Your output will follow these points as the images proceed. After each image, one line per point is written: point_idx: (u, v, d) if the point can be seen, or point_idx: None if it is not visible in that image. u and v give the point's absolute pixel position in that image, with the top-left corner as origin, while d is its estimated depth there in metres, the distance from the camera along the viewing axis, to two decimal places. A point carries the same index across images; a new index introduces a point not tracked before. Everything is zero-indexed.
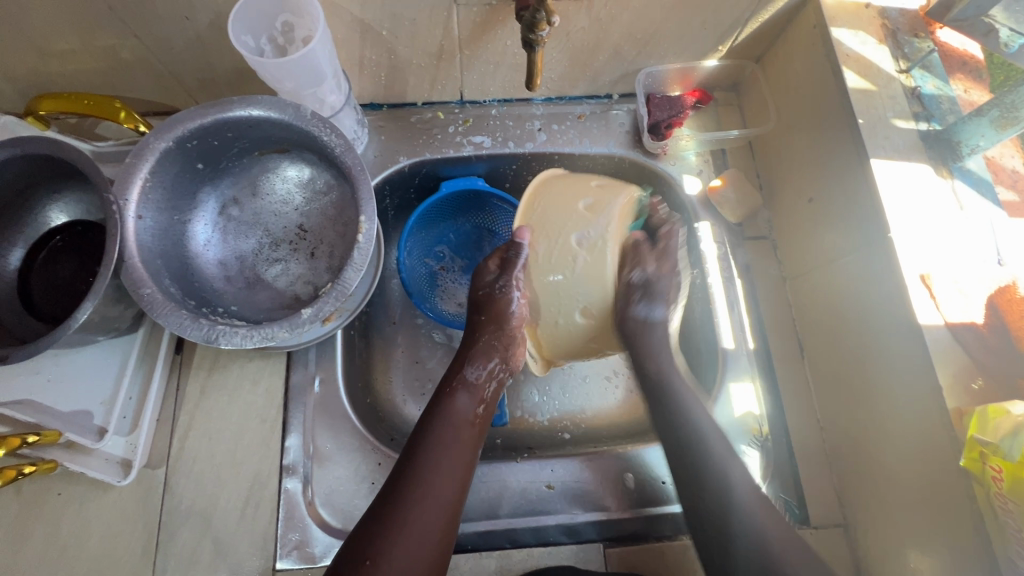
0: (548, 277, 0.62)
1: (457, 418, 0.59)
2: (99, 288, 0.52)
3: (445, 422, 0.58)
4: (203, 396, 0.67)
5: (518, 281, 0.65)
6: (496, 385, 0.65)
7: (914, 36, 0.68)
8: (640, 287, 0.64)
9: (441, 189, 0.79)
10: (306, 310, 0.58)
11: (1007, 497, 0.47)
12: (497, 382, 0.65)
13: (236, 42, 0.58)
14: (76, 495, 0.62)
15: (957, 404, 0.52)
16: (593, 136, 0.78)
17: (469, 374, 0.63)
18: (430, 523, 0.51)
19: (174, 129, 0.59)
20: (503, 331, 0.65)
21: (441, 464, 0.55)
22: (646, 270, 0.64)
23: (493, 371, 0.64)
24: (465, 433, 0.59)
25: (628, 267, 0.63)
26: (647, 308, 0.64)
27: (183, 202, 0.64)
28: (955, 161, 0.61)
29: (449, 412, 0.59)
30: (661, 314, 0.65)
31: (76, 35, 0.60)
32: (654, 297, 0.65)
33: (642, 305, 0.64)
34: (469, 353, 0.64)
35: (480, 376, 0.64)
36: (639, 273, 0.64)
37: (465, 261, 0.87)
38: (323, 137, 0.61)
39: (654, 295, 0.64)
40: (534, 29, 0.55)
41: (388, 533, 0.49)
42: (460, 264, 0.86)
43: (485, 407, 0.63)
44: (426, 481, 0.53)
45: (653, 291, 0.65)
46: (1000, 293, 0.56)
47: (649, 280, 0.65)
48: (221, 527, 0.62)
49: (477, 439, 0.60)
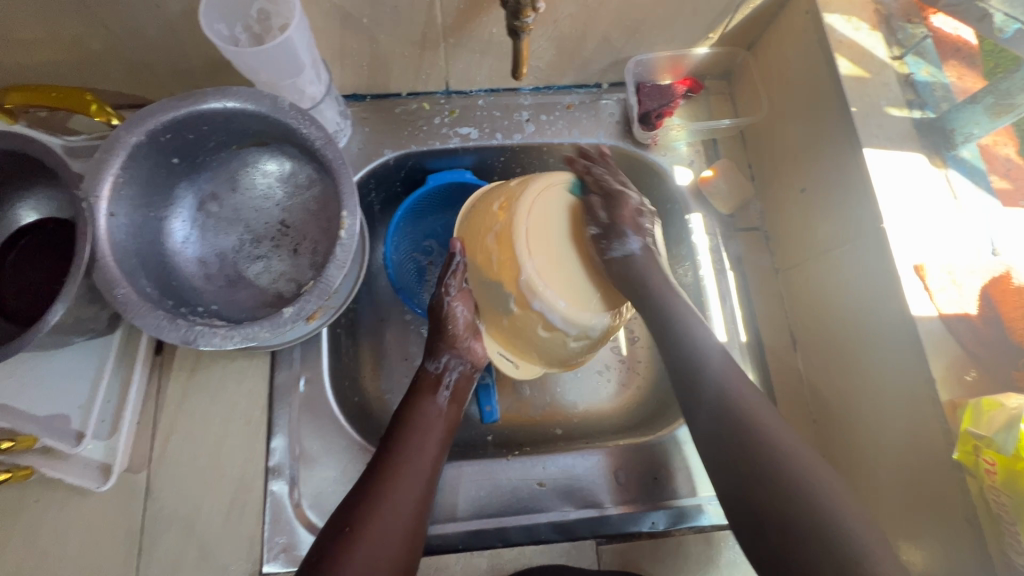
0: (480, 281, 0.64)
1: (427, 405, 0.62)
2: (71, 289, 0.50)
3: (416, 409, 0.61)
4: (185, 397, 0.65)
5: (450, 287, 0.65)
6: (460, 376, 0.66)
7: (907, 22, 0.66)
8: (602, 233, 0.61)
9: (427, 183, 0.77)
10: (288, 309, 0.56)
11: (999, 490, 0.47)
12: (458, 373, 0.65)
13: (208, 31, 0.56)
14: (54, 501, 0.60)
15: (951, 396, 0.52)
16: (583, 127, 0.77)
17: (429, 366, 0.65)
18: (401, 497, 0.54)
19: (146, 122, 0.56)
20: (450, 329, 0.65)
21: (409, 445, 0.58)
22: (600, 219, 0.61)
23: (451, 366, 0.65)
24: (435, 418, 0.62)
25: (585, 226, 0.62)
26: (621, 245, 0.60)
27: (158, 199, 0.62)
28: (950, 150, 0.60)
29: (420, 401, 0.62)
30: (638, 245, 0.61)
31: (40, 24, 0.58)
32: (620, 236, 0.61)
33: (612, 250, 0.60)
34: (427, 348, 0.66)
35: (440, 366, 0.65)
36: (596, 223, 0.62)
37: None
38: (302, 129, 0.59)
39: (620, 233, 0.61)
40: (519, 16, 0.53)
41: (367, 510, 0.52)
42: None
43: (451, 392, 0.65)
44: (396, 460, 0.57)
45: (620, 234, 0.61)
46: (994, 283, 0.55)
47: (610, 223, 0.61)
48: (205, 532, 0.61)
49: (451, 423, 0.63)
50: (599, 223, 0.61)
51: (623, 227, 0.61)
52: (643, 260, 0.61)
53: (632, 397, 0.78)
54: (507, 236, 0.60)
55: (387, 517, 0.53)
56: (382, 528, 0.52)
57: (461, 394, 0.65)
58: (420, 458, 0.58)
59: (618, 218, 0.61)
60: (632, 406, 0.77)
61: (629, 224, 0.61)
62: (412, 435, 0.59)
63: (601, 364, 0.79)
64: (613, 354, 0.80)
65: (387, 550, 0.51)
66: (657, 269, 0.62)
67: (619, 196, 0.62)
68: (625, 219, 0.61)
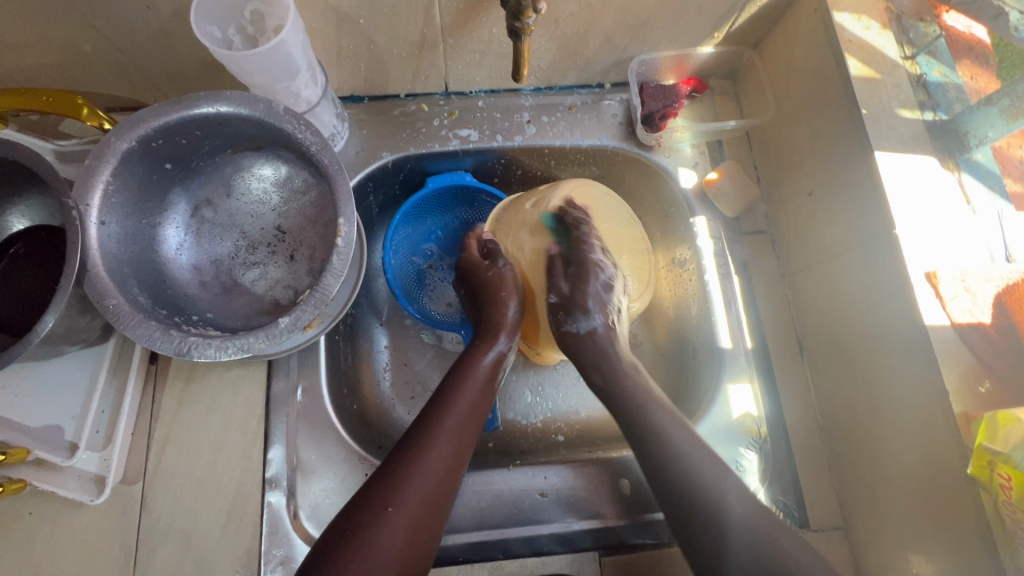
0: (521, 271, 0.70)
1: (480, 380, 0.59)
2: (61, 300, 0.49)
3: (468, 383, 0.58)
4: (181, 407, 0.64)
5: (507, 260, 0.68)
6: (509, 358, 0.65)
7: (919, 20, 0.65)
8: (561, 306, 0.65)
9: (427, 185, 0.76)
10: (284, 319, 0.54)
11: (1016, 506, 0.46)
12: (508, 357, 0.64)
13: (200, 34, 0.54)
14: (48, 514, 0.59)
15: (964, 408, 0.50)
16: (584, 128, 0.75)
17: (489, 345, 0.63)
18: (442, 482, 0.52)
19: (137, 127, 0.55)
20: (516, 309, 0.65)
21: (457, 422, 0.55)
22: (561, 290, 0.65)
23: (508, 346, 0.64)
24: (484, 397, 0.59)
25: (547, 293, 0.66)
26: (575, 322, 0.63)
27: (150, 206, 0.60)
28: (963, 153, 0.59)
29: (471, 374, 0.59)
30: (595, 325, 0.63)
31: (29, 26, 0.56)
32: (576, 311, 0.63)
33: (570, 323, 0.63)
34: (491, 323, 0.64)
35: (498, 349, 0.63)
36: (558, 292, 0.65)
37: (454, 259, 0.82)
38: (297, 134, 0.58)
39: (576, 310, 0.64)
40: (520, 16, 0.52)
41: (405, 487, 0.50)
42: (448, 262, 0.82)
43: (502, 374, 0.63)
44: (442, 439, 0.53)
45: (575, 308, 0.64)
46: (1008, 292, 0.54)
47: (570, 295, 0.64)
48: (201, 545, 0.60)
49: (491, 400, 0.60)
50: (560, 293, 0.65)
51: (584, 304, 0.63)
52: (605, 339, 0.63)
53: None
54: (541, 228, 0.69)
55: (427, 504, 0.50)
56: (421, 514, 0.50)
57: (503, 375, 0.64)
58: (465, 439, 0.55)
59: (579, 291, 0.64)
60: None
61: (589, 301, 0.63)
62: (461, 414, 0.56)
63: None
64: None
65: (420, 539, 0.49)
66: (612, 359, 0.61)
67: (590, 266, 0.65)
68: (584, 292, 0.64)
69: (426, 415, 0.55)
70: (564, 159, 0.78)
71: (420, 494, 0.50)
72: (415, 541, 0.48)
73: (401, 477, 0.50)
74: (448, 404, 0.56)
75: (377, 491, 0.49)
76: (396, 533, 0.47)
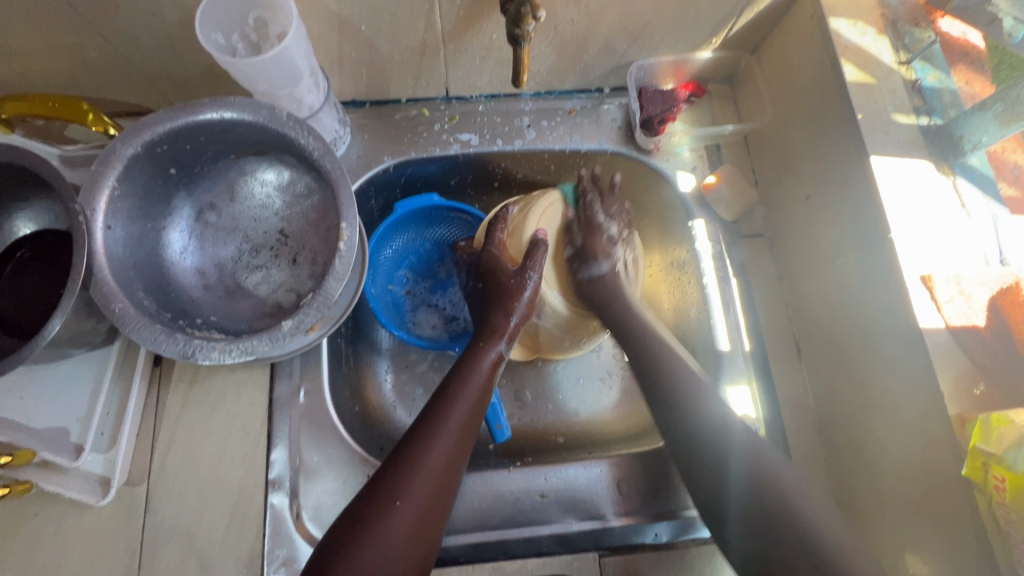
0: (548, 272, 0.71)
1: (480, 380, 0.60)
2: (69, 303, 0.49)
3: (469, 383, 0.59)
4: (184, 409, 0.65)
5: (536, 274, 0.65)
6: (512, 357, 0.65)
7: (914, 26, 0.65)
8: (575, 258, 0.70)
9: (397, 211, 0.76)
10: (287, 322, 0.55)
11: (1010, 506, 0.46)
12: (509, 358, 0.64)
13: (204, 41, 0.55)
14: (53, 515, 0.60)
15: (959, 410, 0.51)
16: (584, 133, 0.76)
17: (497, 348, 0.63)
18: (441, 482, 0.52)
19: (142, 133, 0.56)
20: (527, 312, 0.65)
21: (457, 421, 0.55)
22: (576, 242, 0.70)
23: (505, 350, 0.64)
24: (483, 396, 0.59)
25: (563, 245, 0.71)
26: (590, 269, 0.69)
27: (156, 210, 0.61)
28: (957, 158, 0.59)
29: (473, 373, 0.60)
30: (605, 269, 0.68)
31: (36, 34, 0.57)
32: (588, 259, 0.69)
33: (582, 270, 0.69)
34: (500, 326, 0.63)
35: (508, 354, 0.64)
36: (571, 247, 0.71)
37: (430, 281, 0.83)
38: (300, 140, 0.59)
39: (591, 257, 0.69)
40: (520, 24, 0.53)
41: (409, 483, 0.50)
42: (425, 285, 0.82)
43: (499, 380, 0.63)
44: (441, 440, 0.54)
45: (589, 257, 0.69)
46: (1003, 294, 0.54)
47: (584, 247, 0.70)
48: (205, 546, 0.60)
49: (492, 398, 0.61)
50: (575, 245, 0.70)
51: (595, 251, 0.69)
52: (612, 279, 0.68)
53: (632, 407, 0.77)
54: (518, 232, 0.70)
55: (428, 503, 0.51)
56: (426, 515, 0.50)
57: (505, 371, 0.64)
58: (464, 437, 0.55)
59: (591, 244, 0.69)
60: (633, 415, 0.77)
61: (600, 251, 0.69)
62: (462, 411, 0.56)
63: (604, 371, 0.79)
64: (616, 361, 0.80)
65: (423, 537, 0.50)
66: (618, 292, 0.67)
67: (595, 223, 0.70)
68: (597, 243, 0.69)
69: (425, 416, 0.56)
70: (564, 163, 0.79)
71: (422, 495, 0.51)
72: (417, 539, 0.49)
73: (402, 477, 0.51)
74: (448, 403, 0.57)
75: (379, 491, 0.50)
76: (402, 530, 0.48)
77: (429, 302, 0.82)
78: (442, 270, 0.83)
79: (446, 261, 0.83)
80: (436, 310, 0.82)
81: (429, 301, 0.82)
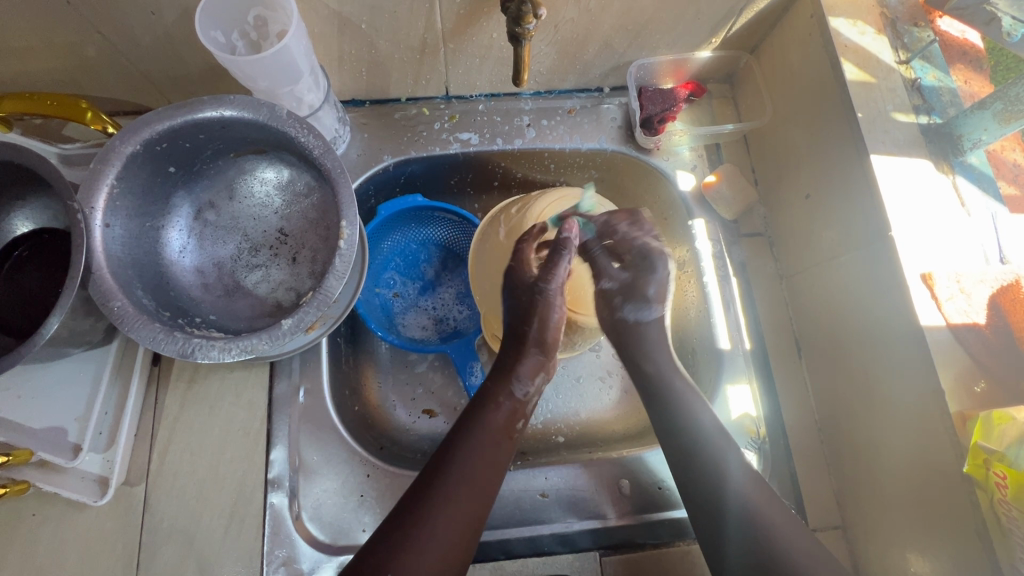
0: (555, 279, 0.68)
1: (497, 429, 0.53)
2: (66, 301, 0.49)
3: (486, 432, 0.52)
4: (183, 408, 0.64)
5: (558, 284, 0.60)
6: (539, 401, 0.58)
7: (913, 25, 0.65)
8: (621, 291, 0.62)
9: (380, 213, 0.76)
10: (287, 321, 0.55)
11: (1011, 504, 0.46)
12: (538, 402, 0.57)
13: (204, 38, 0.55)
14: (51, 516, 0.60)
15: (959, 407, 0.51)
16: (584, 132, 0.76)
17: (516, 390, 0.56)
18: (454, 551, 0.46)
19: (141, 131, 0.55)
20: (544, 342, 0.58)
21: (473, 477, 0.49)
22: (618, 277, 0.63)
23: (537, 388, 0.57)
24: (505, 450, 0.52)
25: (599, 279, 0.64)
26: (636, 309, 0.61)
27: (155, 208, 0.61)
28: (957, 156, 0.59)
29: (491, 421, 0.53)
30: (654, 314, 0.61)
31: (35, 32, 0.57)
32: (638, 300, 0.61)
33: (628, 310, 0.61)
34: (512, 366, 0.56)
35: (527, 393, 0.56)
36: (613, 279, 0.63)
37: (418, 283, 0.82)
38: (300, 138, 0.58)
39: (639, 296, 0.61)
40: (521, 22, 0.52)
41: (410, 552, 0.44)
42: (413, 288, 0.82)
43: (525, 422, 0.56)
44: (455, 500, 0.48)
45: (637, 296, 0.61)
46: (1003, 292, 0.54)
47: (632, 282, 0.62)
48: (203, 547, 0.60)
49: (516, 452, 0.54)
50: (614, 279, 0.63)
51: (644, 290, 0.61)
52: (655, 330, 0.61)
53: (632, 405, 0.77)
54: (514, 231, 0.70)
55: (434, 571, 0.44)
56: None
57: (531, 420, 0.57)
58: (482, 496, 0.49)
59: (638, 282, 0.61)
60: (635, 412, 0.77)
61: (651, 291, 0.61)
62: (480, 466, 0.50)
63: (603, 371, 0.79)
64: (616, 360, 0.80)
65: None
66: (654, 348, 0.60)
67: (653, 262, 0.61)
68: (643, 283, 0.61)
69: (437, 472, 0.49)
70: (564, 163, 0.79)
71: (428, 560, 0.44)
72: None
73: (408, 540, 0.45)
74: (465, 453, 0.50)
75: (378, 551, 0.45)
76: None
77: (416, 305, 0.81)
78: (429, 271, 0.83)
79: (433, 261, 0.83)
80: (426, 311, 0.81)
81: (417, 303, 0.81)
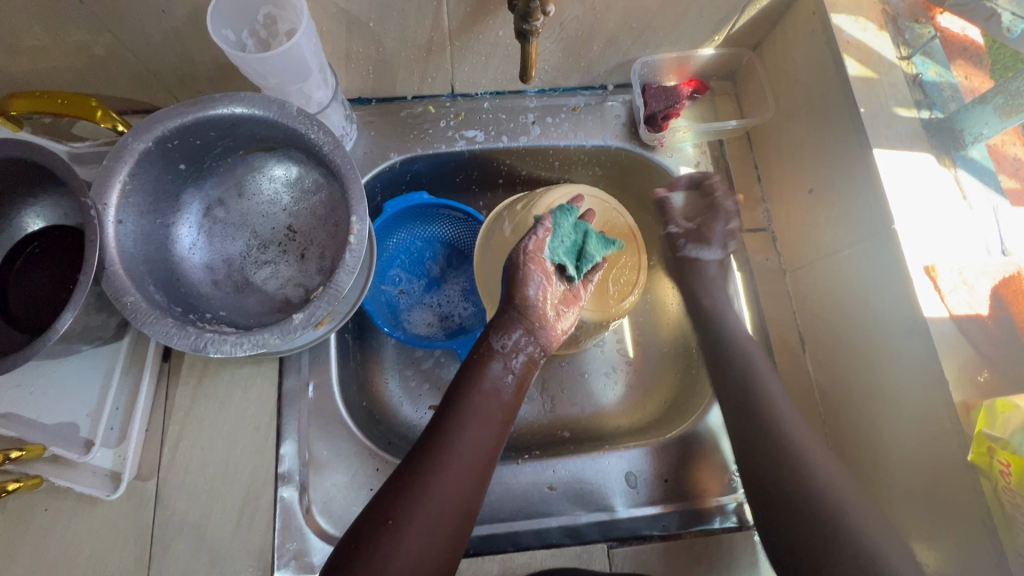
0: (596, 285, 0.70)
1: (485, 387, 0.55)
2: (80, 297, 0.49)
3: (476, 393, 0.55)
4: (193, 404, 0.65)
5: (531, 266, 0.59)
6: (528, 360, 0.59)
7: (914, 22, 0.66)
8: (684, 234, 0.76)
9: (385, 210, 0.76)
10: (299, 315, 0.55)
11: (1015, 491, 0.47)
12: (525, 357, 0.58)
13: (214, 35, 0.55)
14: (63, 511, 0.60)
15: (963, 397, 0.52)
16: (588, 129, 0.77)
17: (496, 343, 0.58)
18: (452, 511, 0.50)
19: (152, 128, 0.56)
20: (522, 300, 0.58)
21: (466, 438, 0.52)
22: (681, 222, 0.76)
23: (519, 343, 0.58)
24: (496, 409, 0.55)
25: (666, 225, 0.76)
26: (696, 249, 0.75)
27: (165, 205, 0.62)
28: (958, 150, 0.60)
29: (479, 381, 0.55)
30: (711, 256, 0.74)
31: (46, 30, 0.57)
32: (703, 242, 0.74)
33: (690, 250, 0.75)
34: (493, 325, 0.59)
35: (507, 346, 0.57)
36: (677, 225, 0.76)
37: (424, 279, 0.83)
38: (310, 134, 0.59)
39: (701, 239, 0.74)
40: (529, 19, 0.53)
41: (407, 504, 0.48)
42: (419, 285, 0.82)
43: (517, 378, 0.58)
44: (450, 467, 0.51)
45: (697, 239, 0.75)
46: (1005, 284, 0.55)
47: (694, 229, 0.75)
48: (214, 541, 0.60)
49: (510, 406, 0.56)
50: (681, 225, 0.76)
51: (708, 236, 0.74)
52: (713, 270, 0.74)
53: (637, 400, 0.78)
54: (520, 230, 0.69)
55: (434, 532, 0.48)
56: (430, 531, 0.48)
57: (525, 378, 0.58)
58: (475, 459, 0.52)
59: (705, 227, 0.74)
60: (641, 407, 0.77)
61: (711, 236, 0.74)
62: (471, 429, 0.53)
63: (609, 366, 0.80)
64: (621, 356, 0.80)
65: (429, 567, 0.47)
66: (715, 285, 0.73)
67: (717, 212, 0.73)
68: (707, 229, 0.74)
69: (431, 434, 0.53)
70: (569, 160, 0.80)
71: (425, 520, 0.48)
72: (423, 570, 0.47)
73: (404, 502, 0.48)
74: (457, 408, 0.54)
75: (375, 517, 0.48)
76: (406, 548, 0.47)
77: (422, 302, 0.82)
78: (435, 268, 0.83)
79: (439, 258, 0.84)
80: (432, 307, 0.82)
81: (423, 300, 0.82)
